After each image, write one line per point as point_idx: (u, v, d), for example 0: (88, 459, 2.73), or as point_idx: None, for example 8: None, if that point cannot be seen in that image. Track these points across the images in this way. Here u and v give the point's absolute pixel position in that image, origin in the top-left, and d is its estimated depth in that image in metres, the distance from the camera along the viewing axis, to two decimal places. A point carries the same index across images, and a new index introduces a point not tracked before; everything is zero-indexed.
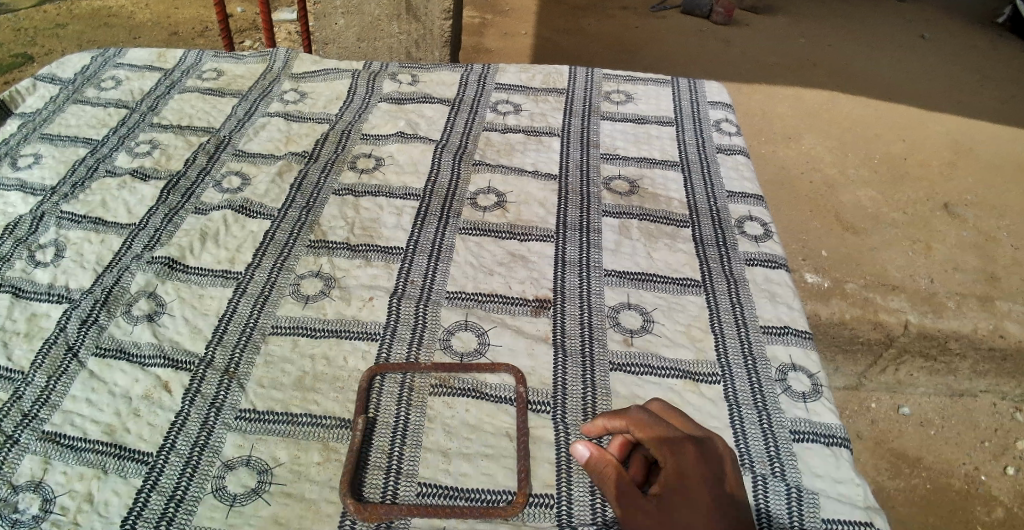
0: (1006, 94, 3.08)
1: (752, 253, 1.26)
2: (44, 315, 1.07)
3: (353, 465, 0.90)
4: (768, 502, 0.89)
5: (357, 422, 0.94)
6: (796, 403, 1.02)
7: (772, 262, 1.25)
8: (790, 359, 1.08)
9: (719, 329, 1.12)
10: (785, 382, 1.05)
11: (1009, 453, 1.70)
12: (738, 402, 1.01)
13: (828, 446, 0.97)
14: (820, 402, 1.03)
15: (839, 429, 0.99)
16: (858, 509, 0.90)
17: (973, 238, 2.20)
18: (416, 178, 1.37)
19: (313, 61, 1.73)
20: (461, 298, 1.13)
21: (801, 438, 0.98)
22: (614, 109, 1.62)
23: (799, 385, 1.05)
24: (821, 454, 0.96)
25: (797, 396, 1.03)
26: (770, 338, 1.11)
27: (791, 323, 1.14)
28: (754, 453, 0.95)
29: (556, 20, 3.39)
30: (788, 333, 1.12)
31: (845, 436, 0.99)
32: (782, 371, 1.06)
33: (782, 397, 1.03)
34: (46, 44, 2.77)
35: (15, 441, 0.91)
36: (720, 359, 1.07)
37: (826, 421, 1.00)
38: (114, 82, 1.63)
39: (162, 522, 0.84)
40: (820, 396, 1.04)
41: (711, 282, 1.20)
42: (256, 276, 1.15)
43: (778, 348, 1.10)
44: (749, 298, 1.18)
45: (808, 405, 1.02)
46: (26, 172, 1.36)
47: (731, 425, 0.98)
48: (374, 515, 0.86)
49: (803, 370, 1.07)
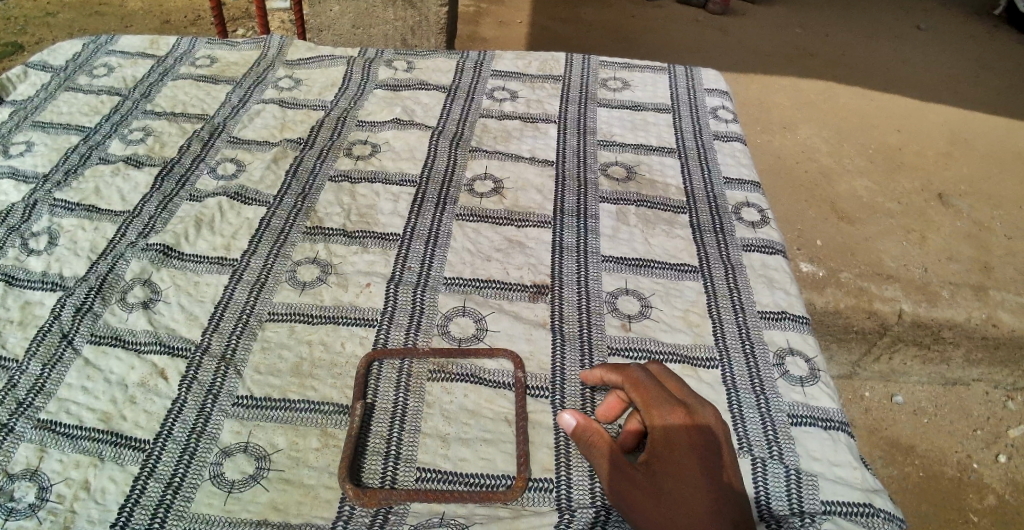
0: (1001, 84, 3.08)
1: (750, 239, 1.26)
2: (38, 303, 1.06)
3: (352, 451, 0.90)
4: (767, 484, 0.90)
5: (355, 408, 0.94)
6: (794, 388, 1.03)
7: (769, 248, 1.25)
8: (788, 343, 1.09)
9: (717, 314, 1.12)
10: (783, 366, 1.05)
11: (1001, 441, 1.70)
12: (736, 386, 1.02)
13: (825, 429, 0.98)
14: (818, 386, 1.03)
15: (836, 413, 1.00)
16: (857, 489, 0.90)
17: (968, 227, 2.21)
18: (413, 164, 1.36)
19: (307, 48, 1.71)
20: (459, 284, 1.13)
21: (799, 422, 0.98)
22: (611, 96, 1.61)
23: (797, 369, 1.05)
24: (819, 438, 0.96)
25: (794, 381, 1.03)
26: (768, 323, 1.12)
27: (789, 309, 1.14)
28: (752, 437, 0.95)
29: (553, 9, 3.38)
30: (785, 318, 1.12)
31: (843, 419, 1.00)
32: (780, 356, 1.07)
33: (779, 381, 1.03)
34: (37, 33, 2.74)
35: (10, 430, 0.91)
36: (718, 344, 1.07)
37: (824, 405, 1.01)
38: (106, 69, 1.61)
39: (160, 509, 0.84)
40: (817, 381, 1.04)
41: (709, 268, 1.20)
42: (253, 263, 1.14)
43: (775, 332, 1.10)
44: (747, 283, 1.18)
45: (805, 389, 1.02)
46: (18, 159, 1.34)
47: (729, 409, 0.99)
48: (373, 500, 0.85)
49: (801, 354, 1.07)
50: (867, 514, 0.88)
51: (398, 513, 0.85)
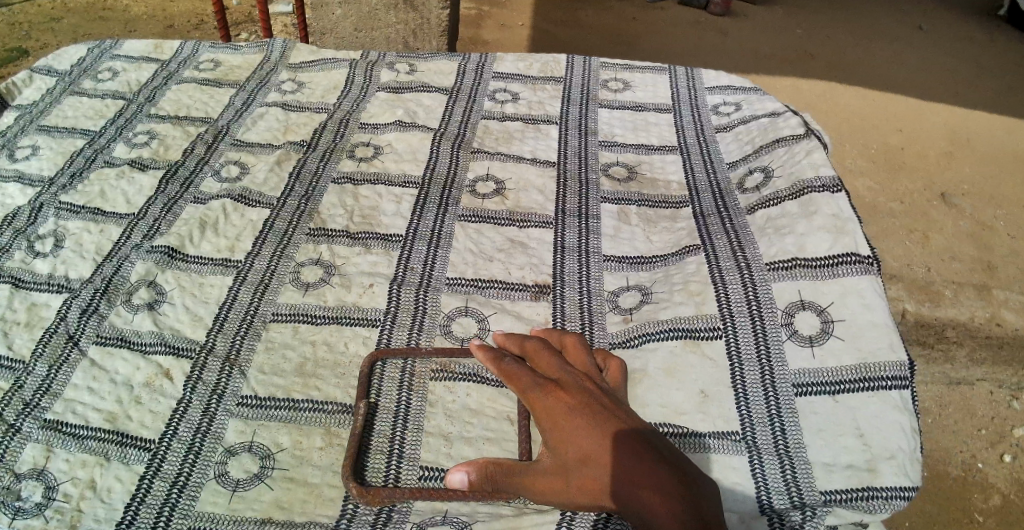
0: (1003, 84, 3.07)
1: (754, 203, 1.26)
2: (44, 305, 1.07)
3: (356, 449, 0.90)
4: (764, 481, 0.89)
5: (358, 407, 0.94)
6: (802, 348, 1.01)
7: (774, 201, 1.23)
8: (799, 297, 1.07)
9: (720, 278, 1.11)
10: (792, 324, 1.04)
11: (1007, 440, 1.69)
12: (740, 356, 1.02)
13: (833, 395, 0.96)
14: (829, 342, 1.01)
15: (849, 372, 0.98)
16: (857, 472, 0.89)
17: (970, 228, 2.19)
18: (416, 166, 1.37)
19: (310, 51, 1.72)
20: (461, 284, 1.14)
21: (805, 391, 0.97)
22: (612, 97, 1.62)
23: (807, 327, 1.03)
24: (824, 406, 0.96)
25: (803, 340, 1.02)
26: (776, 277, 1.10)
27: (802, 254, 1.12)
28: (755, 418, 0.95)
29: (554, 12, 3.39)
30: (796, 268, 1.10)
31: (856, 374, 0.97)
32: (789, 314, 1.05)
33: (787, 342, 1.02)
34: (41, 38, 2.76)
35: (17, 430, 0.92)
36: (722, 311, 1.07)
37: (835, 366, 0.99)
38: (111, 73, 1.62)
39: (165, 508, 0.84)
40: (829, 336, 1.02)
41: (710, 241, 1.20)
42: (256, 265, 1.15)
43: (785, 288, 1.09)
44: (752, 242, 1.18)
45: (815, 350, 1.01)
46: (24, 162, 1.36)
47: (733, 387, 0.99)
48: (377, 498, 0.85)
49: (813, 307, 1.05)
50: (867, 498, 0.87)
51: (401, 511, 0.85)
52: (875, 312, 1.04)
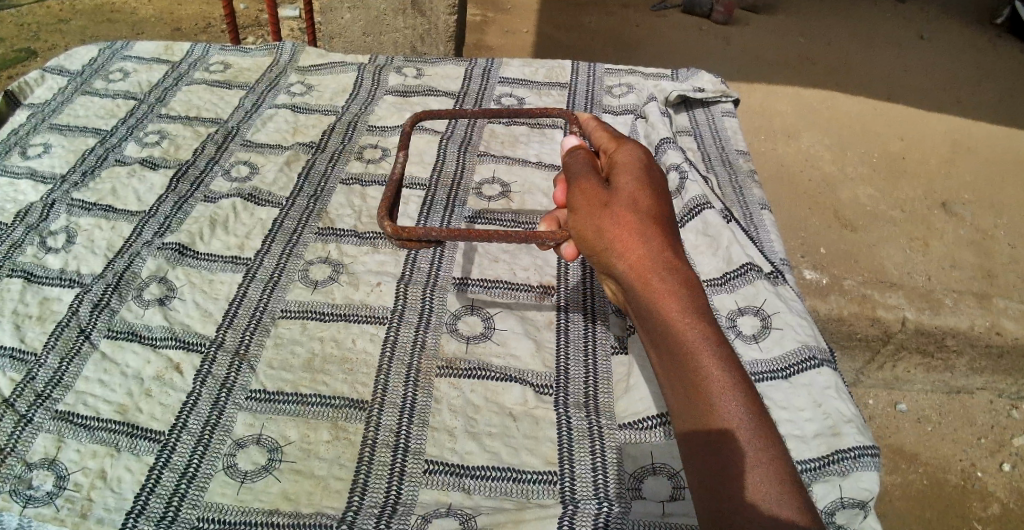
0: (1005, 94, 3.11)
1: (682, 211, 1.35)
2: (57, 300, 1.09)
3: (388, 203, 1.01)
4: None
5: (391, 180, 1.06)
6: (749, 346, 1.11)
7: (702, 204, 1.33)
8: (736, 304, 1.17)
9: None
10: (735, 327, 1.14)
11: (1005, 449, 1.73)
12: None
13: (787, 378, 1.06)
14: (770, 337, 1.11)
15: (793, 356, 1.08)
16: (823, 439, 0.97)
17: (971, 235, 2.21)
18: (423, 168, 1.39)
19: (319, 54, 1.74)
20: (468, 284, 1.16)
21: (761, 379, 1.07)
22: (615, 103, 1.64)
23: (748, 327, 1.13)
24: (782, 388, 1.05)
25: (748, 339, 1.12)
26: (714, 289, 1.21)
27: (729, 267, 1.23)
28: None
29: (558, 18, 3.41)
30: (728, 277, 1.22)
31: (802, 356, 1.07)
32: (732, 318, 1.15)
33: (736, 342, 1.12)
34: (49, 39, 2.79)
35: (29, 421, 0.93)
36: None
37: (780, 353, 1.09)
38: (122, 74, 1.64)
39: (174, 499, 0.86)
40: (768, 332, 1.12)
41: None
42: (266, 262, 1.17)
43: (723, 297, 1.19)
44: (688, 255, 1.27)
45: (761, 344, 1.11)
46: (36, 160, 1.38)
47: None
48: (411, 234, 0.96)
49: (750, 310, 1.16)
50: (838, 460, 0.95)
51: (406, 504, 0.87)
52: (796, 308, 1.16)
